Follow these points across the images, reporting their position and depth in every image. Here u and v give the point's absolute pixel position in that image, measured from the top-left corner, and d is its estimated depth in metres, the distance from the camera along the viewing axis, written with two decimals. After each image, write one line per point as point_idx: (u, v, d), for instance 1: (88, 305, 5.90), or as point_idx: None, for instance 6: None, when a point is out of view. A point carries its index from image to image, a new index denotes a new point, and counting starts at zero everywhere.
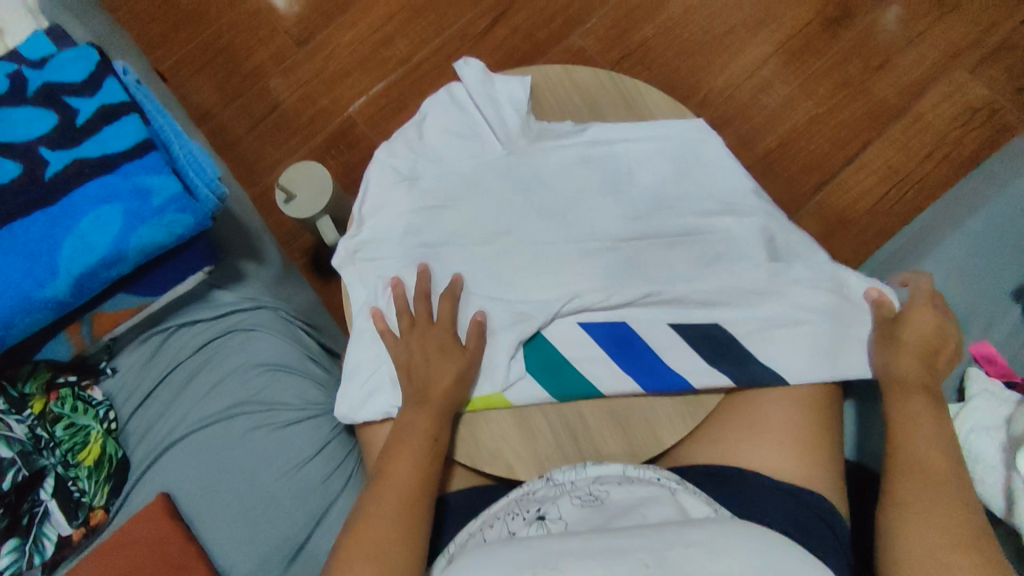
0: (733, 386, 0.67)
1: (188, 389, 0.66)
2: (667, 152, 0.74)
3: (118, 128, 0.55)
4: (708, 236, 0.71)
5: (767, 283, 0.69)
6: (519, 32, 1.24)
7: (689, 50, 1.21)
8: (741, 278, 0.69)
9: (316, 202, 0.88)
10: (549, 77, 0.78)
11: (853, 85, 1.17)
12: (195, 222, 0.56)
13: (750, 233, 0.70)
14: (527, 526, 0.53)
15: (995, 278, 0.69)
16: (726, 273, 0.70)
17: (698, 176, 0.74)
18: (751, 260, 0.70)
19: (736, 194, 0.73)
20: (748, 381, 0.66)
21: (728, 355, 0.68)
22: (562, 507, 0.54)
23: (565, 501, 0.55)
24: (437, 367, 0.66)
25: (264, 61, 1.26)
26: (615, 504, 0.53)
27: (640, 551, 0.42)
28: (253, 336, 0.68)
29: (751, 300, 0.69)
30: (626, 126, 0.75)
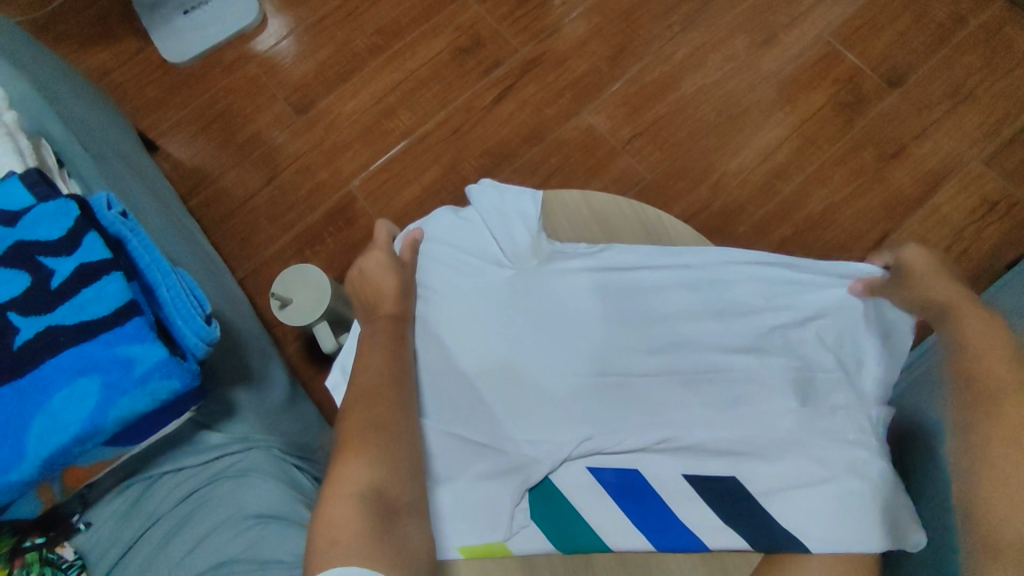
0: (754, 547, 0.56)
1: (168, 546, 0.60)
2: (691, 281, 0.64)
3: (98, 289, 0.50)
4: (731, 377, 0.61)
5: (797, 436, 0.57)
6: (527, 107, 1.20)
7: (701, 131, 1.18)
8: (768, 427, 0.58)
9: (314, 308, 0.83)
10: (567, 200, 0.68)
11: (868, 174, 1.14)
12: (182, 386, 0.51)
13: (776, 378, 0.60)
14: None
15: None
16: (750, 420, 0.59)
17: (727, 308, 0.63)
18: (779, 405, 0.59)
19: (763, 330, 0.62)
20: (776, 546, 0.55)
21: (747, 513, 0.57)
22: None
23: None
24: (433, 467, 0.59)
25: (261, 130, 1.22)
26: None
27: None
28: (243, 483, 0.63)
29: (782, 451, 0.57)
30: (645, 249, 0.65)
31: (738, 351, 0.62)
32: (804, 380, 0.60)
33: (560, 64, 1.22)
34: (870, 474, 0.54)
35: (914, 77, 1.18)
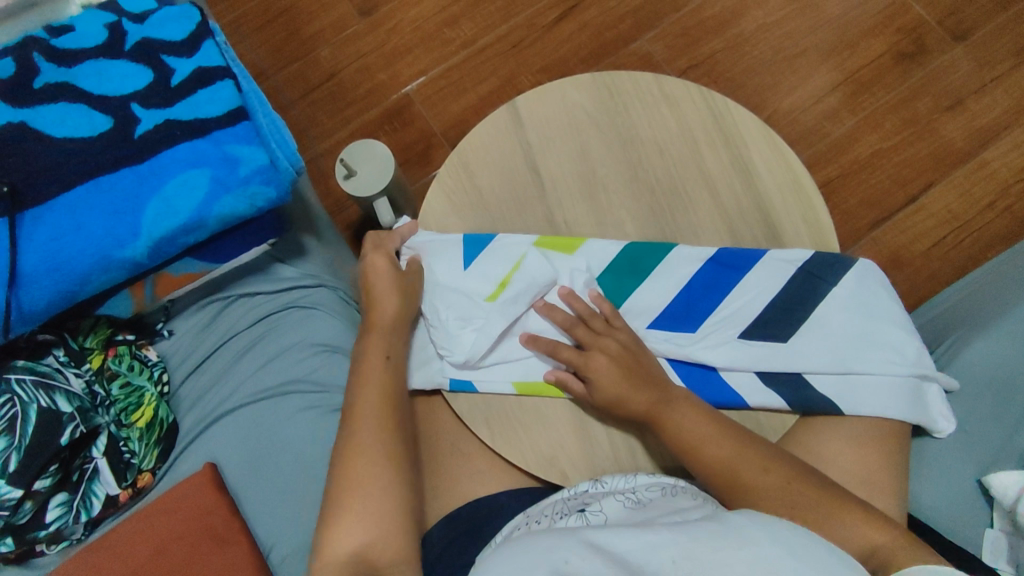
0: (789, 408, 0.59)
1: (242, 361, 0.65)
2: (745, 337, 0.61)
3: (212, 92, 0.54)
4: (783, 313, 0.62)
5: (849, 347, 0.60)
6: (588, 29, 1.21)
7: (758, 68, 1.18)
8: (820, 343, 0.60)
9: (377, 182, 0.87)
10: (640, 81, 0.69)
11: (921, 124, 1.14)
12: (276, 196, 0.56)
13: (826, 331, 0.61)
14: (567, 517, 0.52)
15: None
16: (803, 336, 0.61)
17: (779, 299, 0.62)
18: (830, 334, 0.60)
19: (814, 314, 0.62)
20: (806, 405, 0.59)
21: (786, 376, 0.60)
22: (607, 503, 0.53)
23: (611, 499, 0.53)
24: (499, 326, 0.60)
25: (324, 29, 1.24)
26: (658, 505, 0.50)
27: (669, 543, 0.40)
28: (312, 314, 0.67)
29: (835, 359, 0.59)
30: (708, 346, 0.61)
31: (796, 232, 0.65)
32: (851, 333, 0.60)
33: None
34: (912, 368, 0.59)
35: (981, 32, 1.16)
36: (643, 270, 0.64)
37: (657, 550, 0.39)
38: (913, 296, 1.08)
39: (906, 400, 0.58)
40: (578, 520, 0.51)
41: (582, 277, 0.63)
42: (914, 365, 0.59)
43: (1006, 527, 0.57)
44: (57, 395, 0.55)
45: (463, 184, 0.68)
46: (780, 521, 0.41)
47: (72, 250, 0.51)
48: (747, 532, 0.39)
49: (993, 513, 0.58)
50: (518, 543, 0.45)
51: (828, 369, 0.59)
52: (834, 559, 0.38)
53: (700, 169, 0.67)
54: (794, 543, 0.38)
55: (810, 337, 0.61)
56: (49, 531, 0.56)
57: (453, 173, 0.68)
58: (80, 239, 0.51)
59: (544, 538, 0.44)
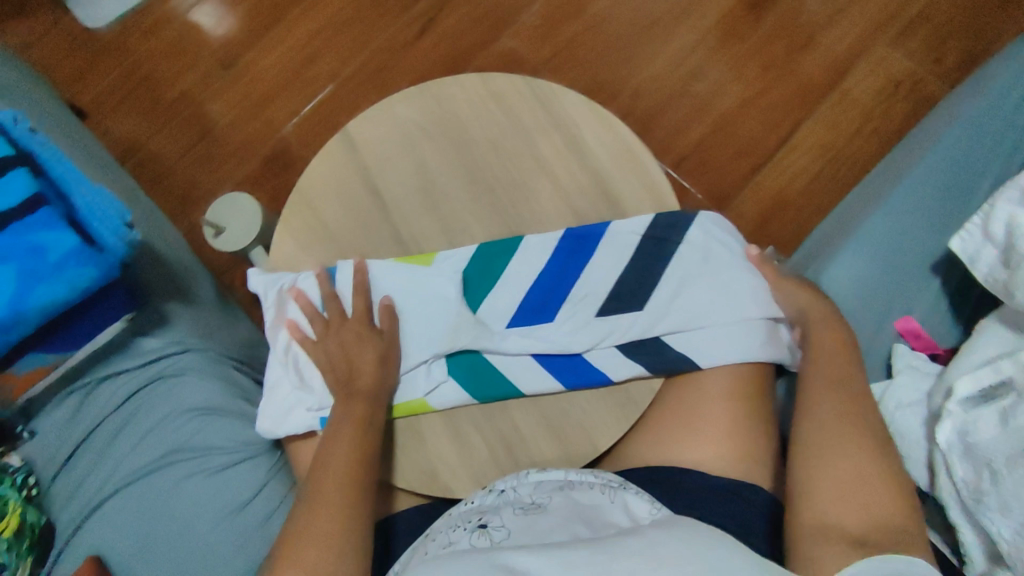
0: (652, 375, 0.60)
1: (115, 443, 0.64)
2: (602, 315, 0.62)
3: (6, 183, 0.54)
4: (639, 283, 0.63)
5: (697, 303, 0.61)
6: (447, 39, 1.22)
7: (619, 43, 1.20)
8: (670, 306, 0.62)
9: (248, 232, 0.87)
10: (463, 83, 0.70)
11: (781, 66, 1.17)
12: (99, 274, 0.55)
13: (674, 293, 0.62)
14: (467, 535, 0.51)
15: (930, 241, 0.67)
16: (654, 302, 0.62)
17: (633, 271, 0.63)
18: (678, 294, 0.62)
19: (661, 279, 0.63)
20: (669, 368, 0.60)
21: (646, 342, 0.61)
22: (505, 515, 0.52)
23: (507, 509, 0.53)
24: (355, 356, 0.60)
25: (188, 88, 1.22)
26: (558, 511, 0.51)
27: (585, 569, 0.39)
28: (180, 381, 0.66)
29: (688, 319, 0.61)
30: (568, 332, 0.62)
31: (636, 200, 0.66)
32: (698, 290, 0.62)
33: None
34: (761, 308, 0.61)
35: None
36: (492, 276, 0.64)
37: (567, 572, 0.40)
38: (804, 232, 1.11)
39: (758, 339, 0.60)
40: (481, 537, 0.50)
41: (437, 291, 0.63)
42: (761, 305, 0.61)
43: None
44: None
45: (309, 221, 0.67)
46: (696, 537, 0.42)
47: None
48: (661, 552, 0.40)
49: None
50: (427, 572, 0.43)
51: (680, 329, 0.61)
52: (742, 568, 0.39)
53: (536, 158, 0.68)
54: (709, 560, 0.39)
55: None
56: None
57: (296, 211, 0.68)
58: None
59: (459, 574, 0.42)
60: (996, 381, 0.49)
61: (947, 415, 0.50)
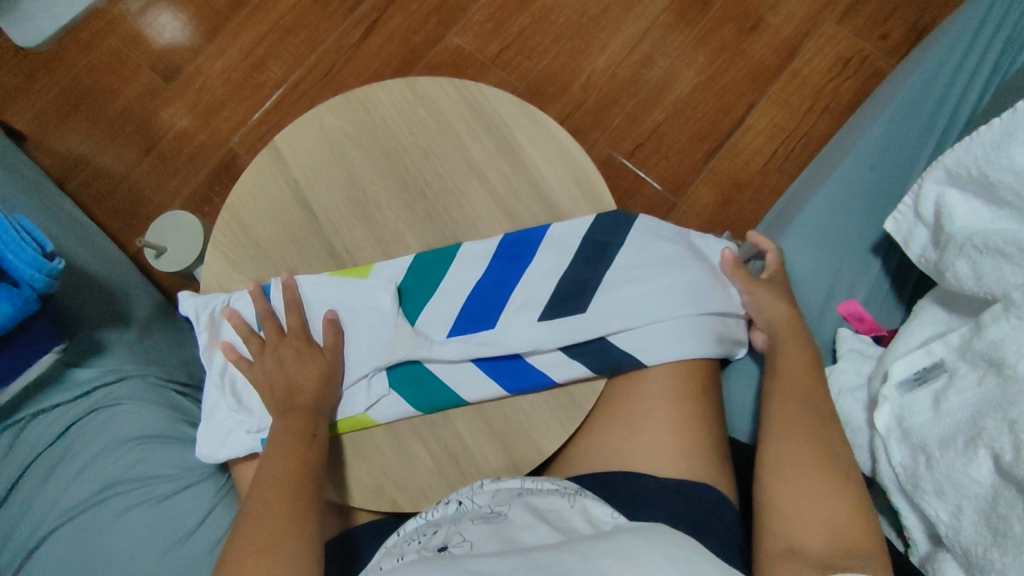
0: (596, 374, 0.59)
1: (52, 478, 0.62)
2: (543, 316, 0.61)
3: None
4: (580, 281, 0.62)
5: (639, 298, 0.60)
6: (395, 38, 1.19)
7: (568, 34, 1.19)
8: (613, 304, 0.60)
9: (190, 251, 0.85)
10: (391, 89, 0.69)
11: (732, 49, 1.16)
12: (13, 309, 0.54)
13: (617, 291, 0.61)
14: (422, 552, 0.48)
15: (870, 222, 0.67)
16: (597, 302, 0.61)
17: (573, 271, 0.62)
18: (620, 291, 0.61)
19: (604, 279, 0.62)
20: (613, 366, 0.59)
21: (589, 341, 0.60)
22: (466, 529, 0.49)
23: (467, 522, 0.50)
24: (292, 375, 0.58)
25: (130, 102, 1.18)
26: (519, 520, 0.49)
27: None
28: (117, 410, 0.64)
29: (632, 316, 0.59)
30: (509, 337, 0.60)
31: (571, 199, 0.65)
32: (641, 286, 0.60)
33: None
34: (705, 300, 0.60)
35: None
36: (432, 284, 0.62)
37: None
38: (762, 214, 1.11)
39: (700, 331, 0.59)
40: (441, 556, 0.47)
41: (372, 301, 0.61)
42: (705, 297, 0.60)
43: None
44: None
45: (241, 238, 0.66)
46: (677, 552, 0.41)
47: None
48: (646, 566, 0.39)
49: None
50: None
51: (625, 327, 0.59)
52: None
53: (467, 162, 0.66)
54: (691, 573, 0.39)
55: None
56: None
57: (228, 228, 0.66)
58: None
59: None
60: (930, 363, 0.51)
61: (885, 400, 0.52)
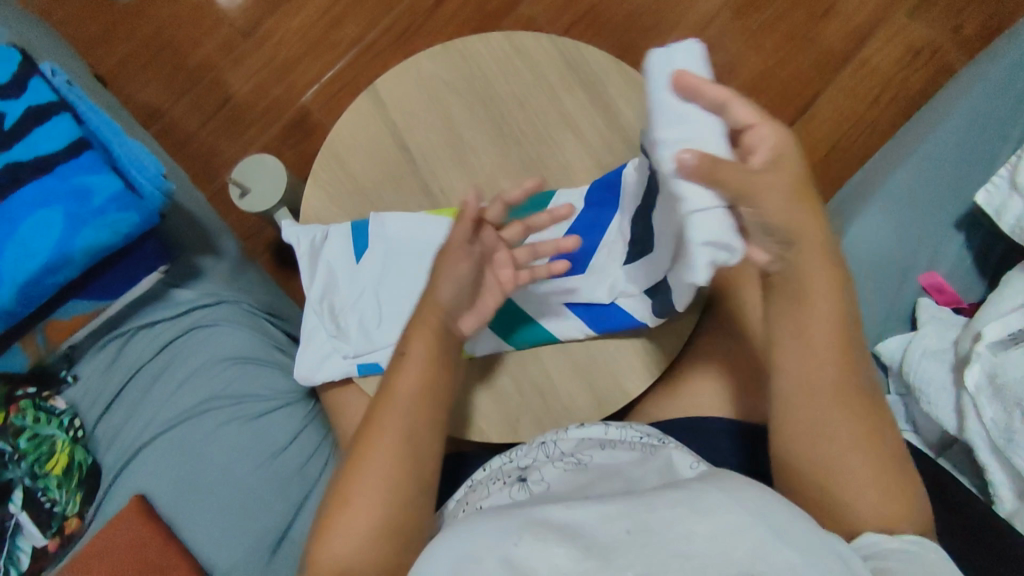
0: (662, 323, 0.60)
1: (153, 390, 0.66)
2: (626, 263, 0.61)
3: (51, 127, 0.55)
4: None
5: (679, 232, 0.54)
6: (468, 6, 1.21)
7: (637, 13, 1.19)
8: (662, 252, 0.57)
9: (273, 194, 0.88)
10: (489, 40, 0.70)
11: (800, 37, 1.15)
12: (140, 220, 0.56)
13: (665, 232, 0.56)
14: (508, 488, 0.52)
15: (958, 196, 0.66)
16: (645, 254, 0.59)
17: None
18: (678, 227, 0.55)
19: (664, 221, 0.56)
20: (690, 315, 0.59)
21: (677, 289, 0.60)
22: (545, 469, 0.52)
23: (549, 465, 0.53)
24: None
25: (210, 55, 1.22)
26: (600, 467, 0.51)
27: (630, 516, 0.35)
28: (214, 332, 0.67)
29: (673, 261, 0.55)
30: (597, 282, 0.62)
31: None
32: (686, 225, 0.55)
33: None
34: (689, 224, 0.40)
35: None
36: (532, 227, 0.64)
37: (599, 522, 0.35)
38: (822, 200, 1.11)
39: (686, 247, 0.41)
40: (520, 490, 0.50)
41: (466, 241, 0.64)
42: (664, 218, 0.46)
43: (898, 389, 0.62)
44: None
45: (338, 175, 0.68)
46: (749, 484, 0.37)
47: None
48: (706, 498, 0.35)
49: (886, 379, 0.63)
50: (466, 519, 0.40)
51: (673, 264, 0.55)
52: (792, 519, 0.35)
53: (562, 113, 0.68)
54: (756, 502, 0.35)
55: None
56: None
57: (325, 164, 0.68)
58: None
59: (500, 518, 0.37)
60: None
61: None
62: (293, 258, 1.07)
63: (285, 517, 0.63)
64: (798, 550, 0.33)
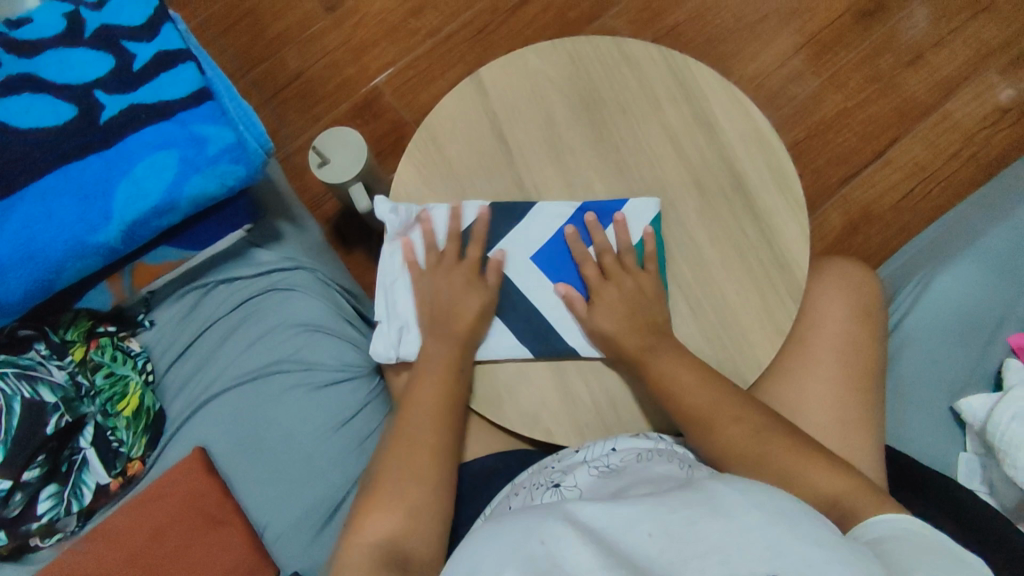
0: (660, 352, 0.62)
1: (225, 345, 0.66)
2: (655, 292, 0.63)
3: (175, 75, 0.55)
4: (762, 254, 0.64)
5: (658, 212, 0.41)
6: (551, 10, 1.16)
7: (722, 36, 1.15)
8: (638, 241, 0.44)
9: (350, 168, 0.88)
10: (599, 45, 0.70)
11: (884, 81, 1.13)
12: (246, 174, 0.56)
13: None
14: (543, 494, 0.53)
15: None
16: None
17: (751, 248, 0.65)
18: None
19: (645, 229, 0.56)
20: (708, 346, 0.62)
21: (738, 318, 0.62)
22: (579, 476, 0.54)
23: (582, 470, 0.54)
24: (470, 295, 0.62)
25: (290, 27, 1.16)
26: (632, 472, 0.51)
27: (646, 520, 0.39)
28: (290, 296, 0.67)
29: None
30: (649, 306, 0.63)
31: (761, 182, 0.66)
32: None
33: None
34: None
35: None
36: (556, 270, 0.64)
37: (627, 520, 0.39)
38: (886, 248, 1.09)
39: None
40: (554, 496, 0.52)
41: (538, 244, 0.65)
42: None
43: (977, 448, 0.61)
44: (40, 385, 0.56)
45: (433, 160, 0.68)
46: (761, 491, 0.41)
47: (45, 239, 0.51)
48: (720, 500, 0.40)
49: (965, 436, 0.62)
50: (500, 522, 0.44)
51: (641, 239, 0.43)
52: (806, 522, 0.38)
53: (665, 126, 0.68)
54: (771, 509, 0.39)
55: (763, 288, 0.64)
56: (42, 523, 0.57)
57: (421, 146, 0.68)
58: (54, 226, 0.51)
59: (520, 525, 0.42)
60: None
61: None
62: (351, 235, 1.08)
63: (341, 489, 0.63)
64: (819, 550, 0.36)
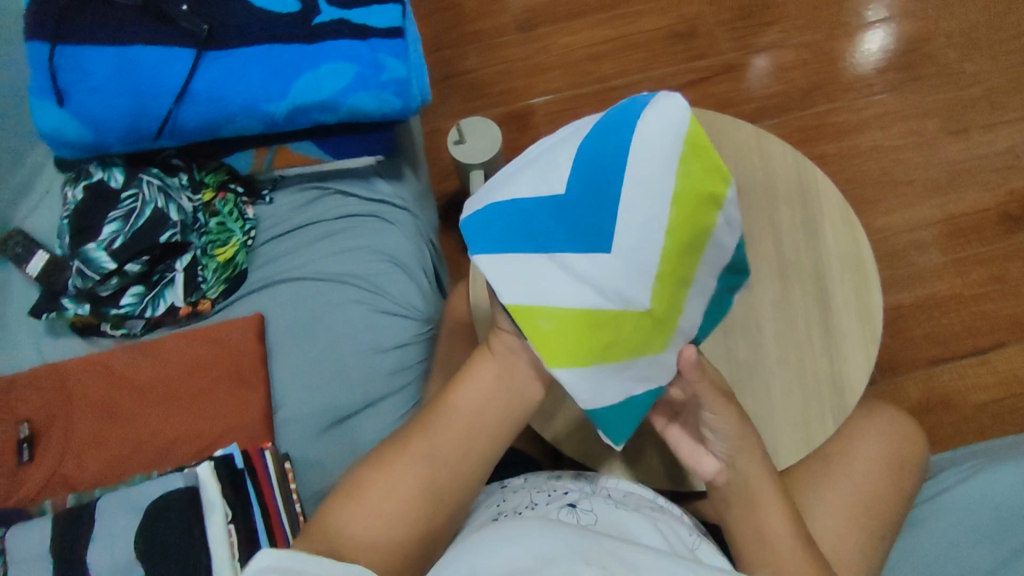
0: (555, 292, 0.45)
1: (318, 243, 0.73)
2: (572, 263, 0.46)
3: (383, 10, 0.65)
4: (819, 368, 0.65)
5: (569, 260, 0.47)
6: (711, 100, 1.22)
7: (862, 182, 1.16)
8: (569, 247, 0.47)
9: (480, 156, 0.96)
10: (740, 128, 0.73)
11: (1010, 285, 1.10)
12: (400, 108, 0.65)
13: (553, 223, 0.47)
14: (554, 506, 0.53)
15: None
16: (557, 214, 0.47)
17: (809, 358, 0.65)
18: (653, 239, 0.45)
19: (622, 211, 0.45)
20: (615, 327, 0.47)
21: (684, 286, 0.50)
22: (597, 503, 0.53)
23: (598, 500, 0.54)
24: None
25: (481, 30, 1.30)
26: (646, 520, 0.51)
27: None
28: (387, 228, 0.74)
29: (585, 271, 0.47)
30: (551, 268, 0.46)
31: (844, 302, 0.66)
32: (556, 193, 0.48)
33: (763, 76, 1.23)
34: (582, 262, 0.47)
35: None
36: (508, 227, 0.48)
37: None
38: (953, 443, 1.04)
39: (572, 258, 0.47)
40: (569, 514, 0.51)
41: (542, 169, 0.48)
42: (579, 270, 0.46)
43: None
44: (171, 203, 0.65)
45: None
46: None
47: (231, 90, 0.61)
48: None
49: None
50: (514, 533, 0.40)
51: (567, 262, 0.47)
52: None
53: (771, 219, 0.70)
54: None
55: (808, 400, 0.64)
56: (118, 312, 0.65)
57: None
58: (242, 84, 0.61)
59: (539, 536, 0.39)
60: None
61: None
62: (454, 217, 1.16)
63: (355, 405, 0.67)
64: None
